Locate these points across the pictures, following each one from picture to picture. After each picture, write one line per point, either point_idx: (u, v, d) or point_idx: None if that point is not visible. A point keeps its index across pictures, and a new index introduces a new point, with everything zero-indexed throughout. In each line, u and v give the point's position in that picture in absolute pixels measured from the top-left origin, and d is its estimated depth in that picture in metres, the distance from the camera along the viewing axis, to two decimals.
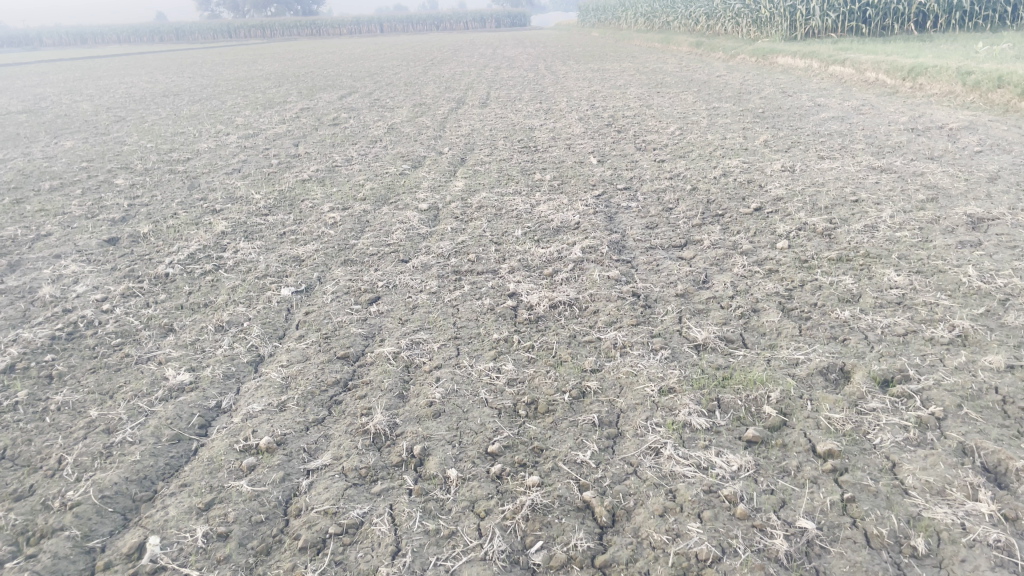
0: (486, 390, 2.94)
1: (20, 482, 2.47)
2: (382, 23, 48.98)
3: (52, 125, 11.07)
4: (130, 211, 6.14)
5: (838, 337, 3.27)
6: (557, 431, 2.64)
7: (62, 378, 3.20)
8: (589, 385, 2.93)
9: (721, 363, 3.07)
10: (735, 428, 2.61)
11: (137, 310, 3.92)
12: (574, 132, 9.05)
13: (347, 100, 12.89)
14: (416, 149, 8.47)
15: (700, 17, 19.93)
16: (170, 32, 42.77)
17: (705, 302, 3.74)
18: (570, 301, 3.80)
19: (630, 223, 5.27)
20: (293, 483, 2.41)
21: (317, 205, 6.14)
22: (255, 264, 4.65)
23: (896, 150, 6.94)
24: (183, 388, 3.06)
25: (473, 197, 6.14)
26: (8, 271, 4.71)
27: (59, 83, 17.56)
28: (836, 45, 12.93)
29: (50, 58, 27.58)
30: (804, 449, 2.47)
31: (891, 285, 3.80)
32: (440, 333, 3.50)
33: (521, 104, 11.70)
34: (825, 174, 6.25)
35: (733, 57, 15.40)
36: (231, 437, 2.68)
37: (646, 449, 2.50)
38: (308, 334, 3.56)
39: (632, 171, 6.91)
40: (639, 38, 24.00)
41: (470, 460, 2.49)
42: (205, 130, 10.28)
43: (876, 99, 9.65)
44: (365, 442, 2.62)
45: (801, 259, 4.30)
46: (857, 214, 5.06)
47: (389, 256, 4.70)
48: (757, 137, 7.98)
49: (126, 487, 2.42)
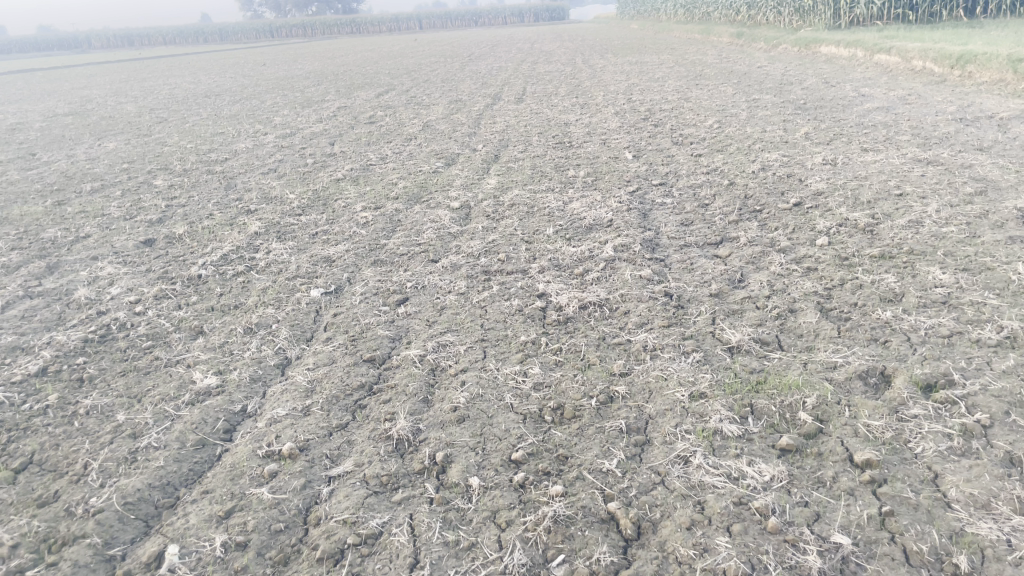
0: (512, 394, 2.88)
1: (46, 487, 2.48)
2: (421, 19, 49.13)
3: (97, 127, 11.29)
4: (167, 212, 6.20)
5: (878, 339, 3.14)
6: (583, 438, 2.57)
7: (92, 381, 3.23)
8: (617, 390, 2.85)
9: (755, 367, 2.96)
10: (768, 435, 2.51)
11: (168, 313, 3.95)
12: (610, 127, 8.94)
13: (384, 98, 12.92)
14: (451, 146, 8.45)
15: (741, 7, 19.58)
16: (213, 34, 43.50)
17: (739, 302, 3.64)
18: (600, 301, 3.73)
19: (665, 219, 5.16)
20: (313, 490, 2.38)
21: (350, 204, 6.15)
22: (286, 265, 4.66)
23: (944, 142, 6.71)
24: (210, 391, 3.06)
25: (506, 195, 6.08)
26: (47, 273, 4.78)
27: (107, 85, 17.91)
28: (881, 33, 12.59)
29: (98, 61, 28.26)
30: (841, 458, 2.37)
31: (936, 284, 3.65)
32: (467, 335, 3.45)
33: (557, 99, 11.61)
34: (868, 167, 6.06)
35: (775, 47, 15.10)
36: (254, 442, 2.66)
37: (675, 458, 2.42)
38: (335, 337, 3.54)
39: (668, 166, 6.79)
40: (679, 29, 23.72)
41: (493, 468, 2.43)
42: (243, 129, 10.39)
43: (923, 87, 9.37)
44: (388, 448, 2.58)
45: (841, 256, 4.16)
46: (901, 208, 4.89)
47: (419, 256, 4.66)
48: (798, 130, 7.79)
49: (148, 493, 2.41)
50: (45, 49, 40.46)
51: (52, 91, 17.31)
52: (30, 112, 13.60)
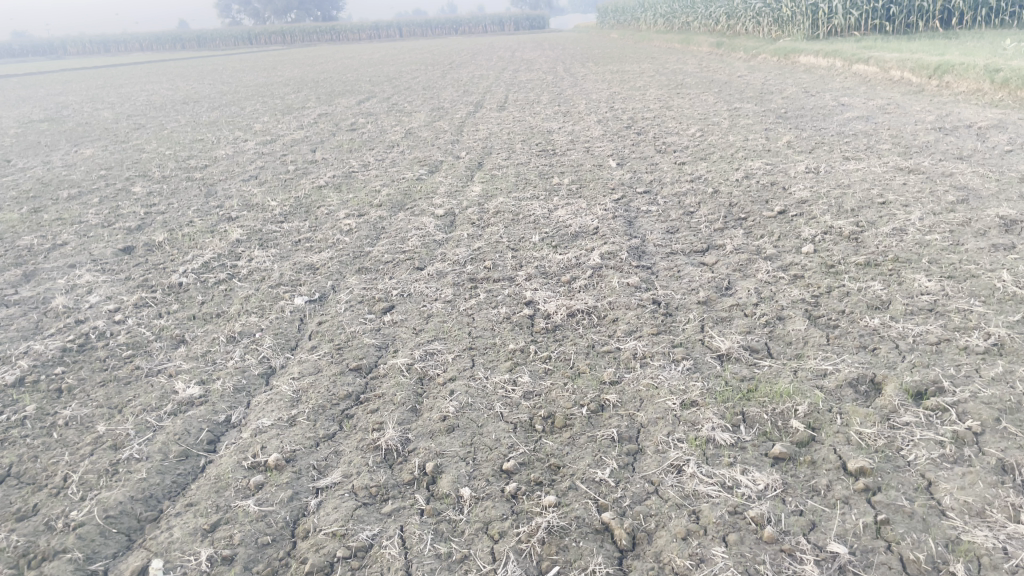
0: (501, 403, 2.84)
1: (24, 501, 2.41)
2: (401, 27, 49.12)
3: (73, 133, 11.14)
4: (147, 219, 6.12)
5: (867, 346, 3.14)
6: (575, 448, 2.54)
7: (71, 392, 3.15)
8: (608, 398, 2.83)
9: (745, 375, 2.95)
10: (761, 444, 2.49)
11: (149, 321, 3.88)
12: (593, 135, 8.95)
13: (366, 106, 12.87)
14: (434, 154, 8.42)
15: (720, 17, 19.73)
16: (192, 41, 43.26)
17: (728, 310, 3.63)
18: (588, 309, 3.71)
19: (650, 227, 5.16)
20: (301, 502, 2.33)
21: (334, 211, 6.09)
22: (269, 273, 4.60)
23: (924, 151, 6.77)
24: (193, 402, 3.00)
25: (490, 202, 6.06)
26: (24, 281, 4.69)
27: (84, 91, 17.74)
28: (859, 44, 12.72)
29: (76, 67, 28.03)
30: (834, 466, 2.36)
31: (922, 292, 3.66)
32: (454, 343, 3.41)
33: (539, 107, 11.62)
34: (850, 175, 6.10)
35: (754, 57, 15.23)
36: (239, 453, 2.61)
37: (668, 466, 2.40)
38: (321, 345, 3.49)
39: (652, 174, 6.80)
40: (658, 38, 23.88)
41: (484, 478, 2.40)
42: (224, 136, 10.29)
43: (902, 97, 9.47)
44: (376, 458, 2.54)
45: (828, 263, 4.17)
46: (885, 216, 4.91)
47: (404, 264, 4.62)
48: (780, 138, 7.84)
49: (131, 507, 2.35)
50: (20, 54, 39.97)
51: (27, 97, 17.07)
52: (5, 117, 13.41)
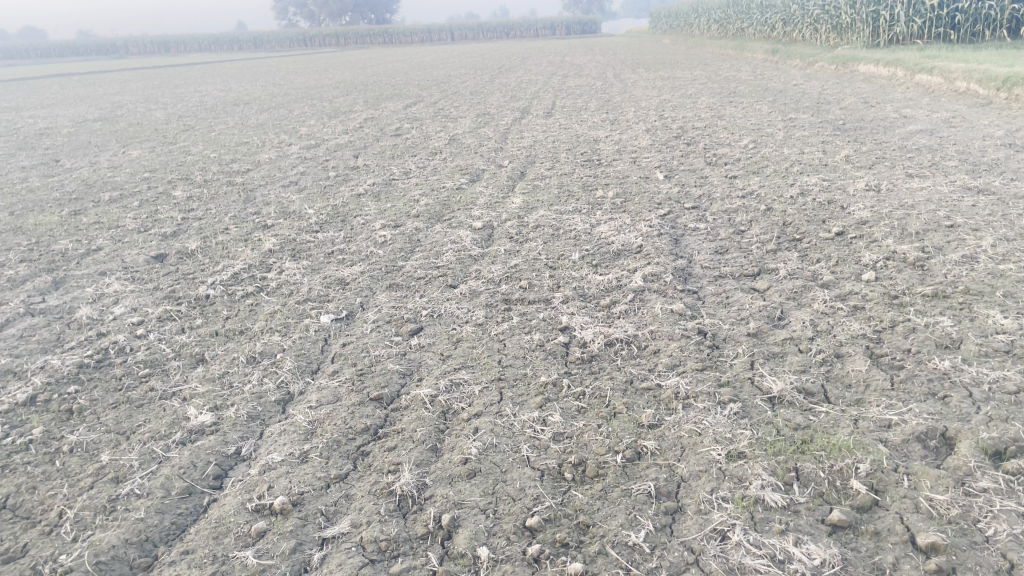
0: (529, 446, 2.62)
1: (15, 539, 2.27)
2: (453, 30, 49.53)
3: (123, 134, 11.23)
4: (183, 224, 6.05)
5: (936, 393, 2.83)
6: (606, 503, 2.30)
7: (81, 414, 3.01)
8: (646, 445, 2.58)
9: (799, 423, 2.67)
10: (816, 508, 2.23)
11: (171, 337, 3.74)
12: (641, 145, 8.69)
13: (411, 110, 12.75)
14: (477, 161, 8.25)
15: (776, 23, 19.19)
16: (248, 41, 44.41)
17: (780, 344, 3.35)
18: (628, 338, 3.46)
19: (698, 247, 4.88)
20: (304, 555, 2.14)
21: (370, 221, 5.94)
22: (298, 286, 4.44)
23: (994, 169, 6.34)
24: (204, 430, 2.83)
25: (531, 215, 5.84)
26: (52, 289, 4.61)
27: (139, 91, 18.02)
28: (922, 53, 12.18)
29: (136, 66, 28.90)
30: (901, 540, 2.09)
31: (997, 330, 3.33)
32: (483, 373, 3.19)
33: (587, 114, 11.36)
34: (915, 195, 5.72)
35: (811, 65, 14.75)
36: (245, 492, 2.43)
37: (711, 531, 2.15)
38: (342, 370, 3.30)
39: (701, 188, 6.50)
40: (711, 45, 23.43)
41: (504, 536, 2.18)
42: (269, 139, 10.27)
43: (968, 110, 8.99)
44: (389, 506, 2.34)
45: (890, 294, 3.85)
46: (953, 241, 4.56)
47: (437, 281, 4.42)
48: (838, 152, 7.47)
49: (124, 551, 2.19)
50: (83, 53, 41.07)
51: (86, 95, 17.45)
52: (61, 116, 13.65)
